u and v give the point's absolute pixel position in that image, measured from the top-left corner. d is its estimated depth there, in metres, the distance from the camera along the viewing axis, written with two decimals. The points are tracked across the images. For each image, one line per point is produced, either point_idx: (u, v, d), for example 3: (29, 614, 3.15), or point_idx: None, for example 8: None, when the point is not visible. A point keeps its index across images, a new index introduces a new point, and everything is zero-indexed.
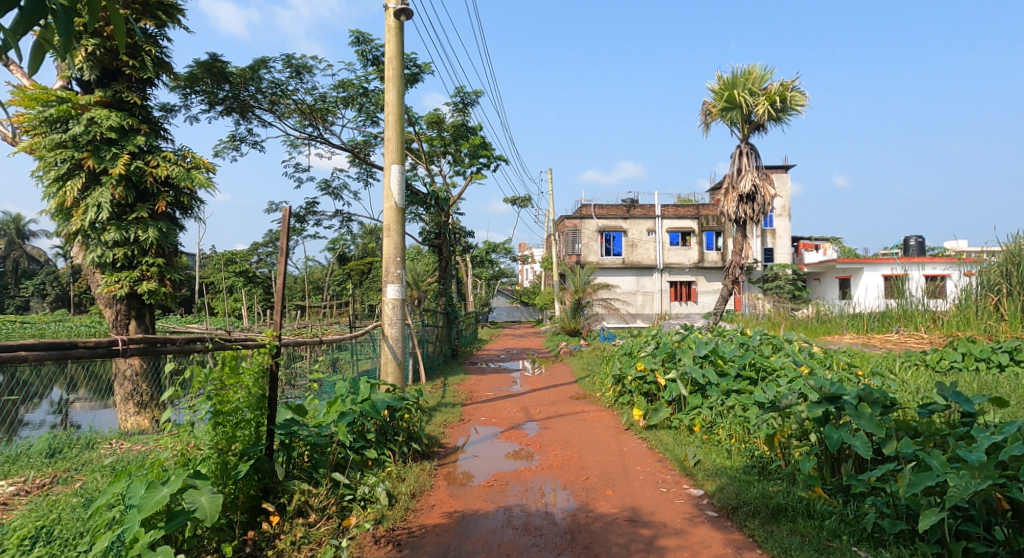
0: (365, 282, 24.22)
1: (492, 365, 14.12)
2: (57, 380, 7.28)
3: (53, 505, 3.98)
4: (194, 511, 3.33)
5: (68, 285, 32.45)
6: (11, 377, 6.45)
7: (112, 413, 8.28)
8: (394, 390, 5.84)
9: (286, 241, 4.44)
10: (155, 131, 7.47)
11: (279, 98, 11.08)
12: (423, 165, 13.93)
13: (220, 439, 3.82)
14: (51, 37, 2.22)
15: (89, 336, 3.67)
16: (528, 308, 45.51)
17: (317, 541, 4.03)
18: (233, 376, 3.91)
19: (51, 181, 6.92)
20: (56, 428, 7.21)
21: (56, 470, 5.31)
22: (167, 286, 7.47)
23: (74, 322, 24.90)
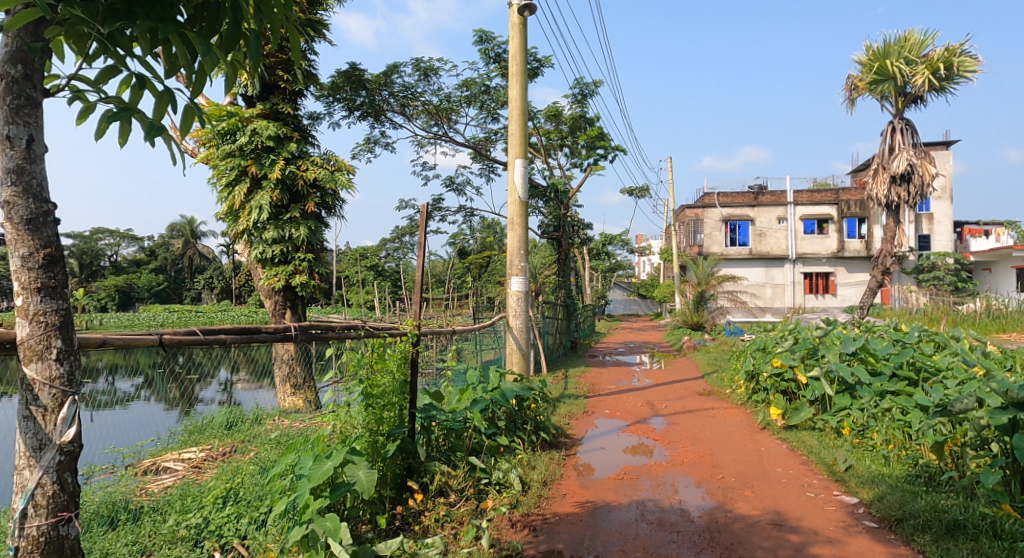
0: (484, 275, 24.82)
1: (611, 358, 14.03)
2: (225, 362, 8.18)
3: (237, 470, 4.51)
4: (354, 484, 3.60)
5: (230, 278, 36.50)
6: (190, 358, 7.32)
7: (272, 392, 9.16)
8: (522, 380, 5.96)
9: (423, 235, 4.63)
10: (304, 138, 8.13)
11: (409, 100, 11.64)
12: (542, 158, 14.03)
13: (371, 419, 4.10)
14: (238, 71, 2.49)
15: (271, 322, 4.19)
16: (647, 302, 44.42)
17: (458, 520, 4.21)
18: (381, 361, 4.20)
19: (223, 187, 7.80)
20: (225, 404, 8.15)
21: (233, 440, 5.99)
22: (316, 279, 8.11)
23: (233, 312, 27.87)
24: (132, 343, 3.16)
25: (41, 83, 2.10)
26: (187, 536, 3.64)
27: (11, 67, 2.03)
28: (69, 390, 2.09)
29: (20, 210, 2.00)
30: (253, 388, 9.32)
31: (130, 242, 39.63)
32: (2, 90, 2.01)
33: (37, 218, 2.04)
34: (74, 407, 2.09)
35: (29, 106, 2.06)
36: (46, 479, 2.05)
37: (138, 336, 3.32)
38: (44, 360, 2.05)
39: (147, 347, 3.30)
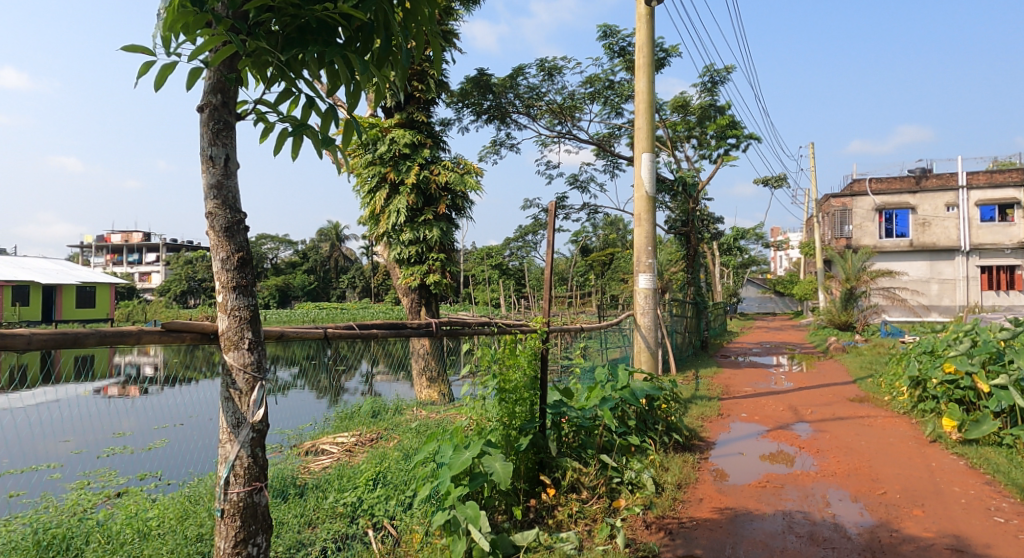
0: (607, 273, 24.50)
1: (745, 359, 13.36)
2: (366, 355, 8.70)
3: (384, 455, 4.85)
4: (490, 474, 3.71)
5: (369, 278, 38.96)
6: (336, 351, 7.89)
7: (409, 384, 9.72)
8: (653, 379, 5.85)
9: (553, 232, 4.62)
10: (437, 144, 8.49)
11: (534, 101, 11.79)
12: (670, 151, 13.62)
13: (504, 413, 4.22)
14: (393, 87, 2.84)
15: (416, 318, 4.59)
16: (785, 300, 41.64)
17: (591, 517, 4.22)
18: (513, 357, 4.31)
19: (365, 193, 8.39)
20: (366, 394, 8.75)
21: (377, 428, 6.42)
22: (448, 278, 8.44)
23: (370, 309, 29.73)
24: (304, 335, 3.70)
25: (235, 107, 2.59)
26: (345, 512, 3.98)
27: (212, 97, 2.53)
28: (258, 376, 2.52)
29: (220, 220, 2.49)
30: (392, 381, 9.89)
31: (286, 246, 43.40)
32: (207, 117, 2.52)
33: (233, 226, 2.51)
34: (261, 391, 2.51)
35: (225, 129, 2.54)
36: (243, 453, 2.48)
37: (308, 329, 3.83)
38: (240, 348, 2.50)
39: (314, 340, 3.81)
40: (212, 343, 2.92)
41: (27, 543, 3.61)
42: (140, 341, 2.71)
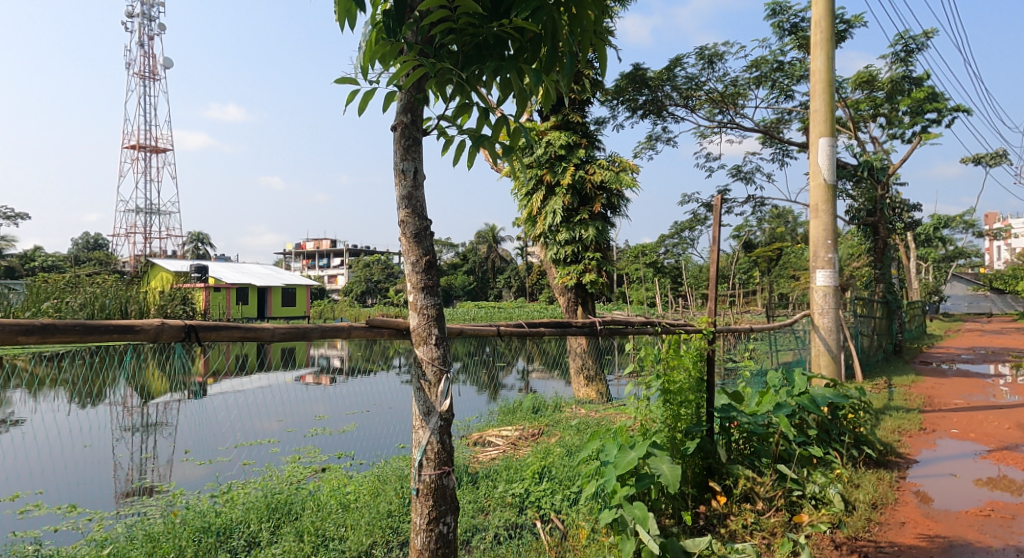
0: (775, 270, 22.90)
1: (952, 367, 11.76)
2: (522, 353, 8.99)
3: (547, 450, 4.98)
4: (658, 476, 3.63)
5: (525, 278, 39.93)
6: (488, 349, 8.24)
7: (563, 382, 9.82)
8: (835, 385, 5.39)
9: (718, 224, 4.39)
10: (592, 143, 8.48)
11: (692, 91, 11.38)
12: (852, 134, 12.36)
13: (669, 415, 4.14)
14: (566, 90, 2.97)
15: (577, 318, 4.67)
16: (1001, 299, 35.91)
17: (770, 530, 4.00)
18: (677, 357, 4.20)
19: (523, 196, 8.66)
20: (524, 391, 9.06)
21: (540, 423, 6.58)
22: (604, 277, 8.39)
23: (527, 308, 30.42)
24: (477, 334, 3.94)
25: (422, 124, 2.96)
26: (514, 502, 4.15)
27: (403, 116, 2.92)
28: (443, 369, 2.85)
29: (410, 227, 2.87)
30: (546, 379, 10.08)
31: (450, 249, 45.82)
32: (399, 135, 2.92)
33: (420, 232, 2.88)
34: (447, 383, 2.83)
35: (414, 145, 2.93)
36: (433, 439, 2.79)
37: (482, 328, 4.09)
38: (428, 342, 2.86)
39: (488, 336, 4.07)
40: (404, 337, 3.35)
41: (257, 505, 4.25)
42: (350, 336, 3.21)
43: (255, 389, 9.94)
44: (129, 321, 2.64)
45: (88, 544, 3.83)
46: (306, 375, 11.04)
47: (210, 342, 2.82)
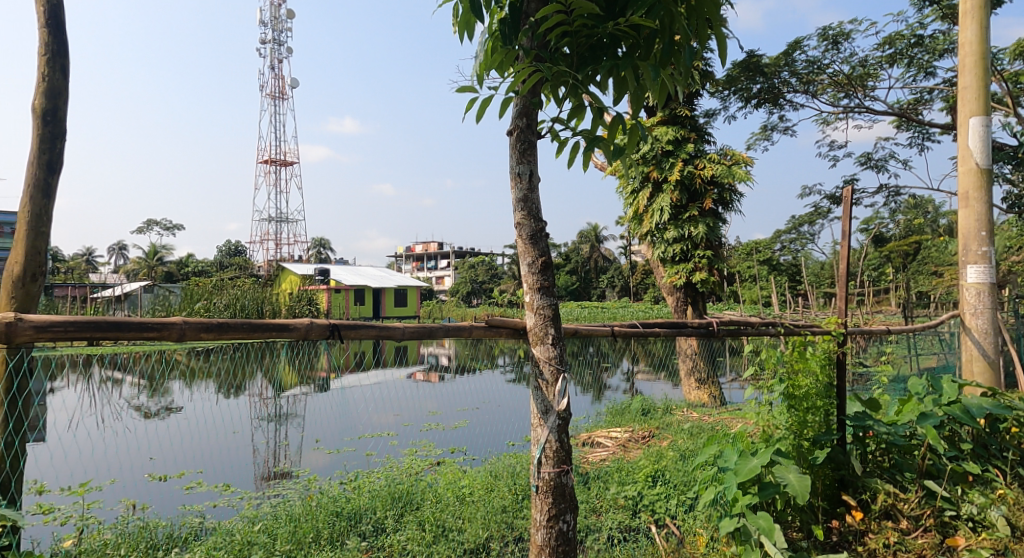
0: (910, 266, 21.03)
1: None
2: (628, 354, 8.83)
3: (660, 454, 4.87)
4: (784, 486, 3.44)
5: (631, 277, 39.23)
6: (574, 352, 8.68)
7: (671, 383, 9.56)
8: (991, 394, 4.85)
9: (849, 216, 4.08)
10: (702, 137, 8.16)
11: (814, 75, 10.70)
12: (1010, 111, 10.97)
13: (794, 422, 3.94)
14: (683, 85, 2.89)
15: (693, 319, 4.53)
16: None
17: (915, 553, 3.68)
18: (802, 360, 3.97)
19: (628, 194, 8.51)
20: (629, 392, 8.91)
21: (651, 425, 6.44)
22: (716, 275, 8.06)
23: (633, 307, 29.86)
24: (591, 334, 3.97)
25: (537, 128, 3.01)
26: (627, 505, 4.10)
27: (519, 121, 2.98)
28: (560, 369, 2.89)
29: (526, 229, 2.93)
30: (652, 381, 9.84)
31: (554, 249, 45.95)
32: (515, 140, 2.98)
33: (536, 234, 2.93)
34: (564, 382, 2.86)
35: (529, 148, 2.98)
36: (551, 437, 2.84)
37: (597, 328, 4.10)
38: (545, 342, 2.91)
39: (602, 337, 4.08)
40: (521, 336, 3.58)
41: (382, 494, 4.49)
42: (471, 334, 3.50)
43: (373, 384, 10.50)
44: (285, 320, 3.04)
45: (241, 519, 4.23)
46: (417, 372, 11.64)
47: (352, 340, 3.20)
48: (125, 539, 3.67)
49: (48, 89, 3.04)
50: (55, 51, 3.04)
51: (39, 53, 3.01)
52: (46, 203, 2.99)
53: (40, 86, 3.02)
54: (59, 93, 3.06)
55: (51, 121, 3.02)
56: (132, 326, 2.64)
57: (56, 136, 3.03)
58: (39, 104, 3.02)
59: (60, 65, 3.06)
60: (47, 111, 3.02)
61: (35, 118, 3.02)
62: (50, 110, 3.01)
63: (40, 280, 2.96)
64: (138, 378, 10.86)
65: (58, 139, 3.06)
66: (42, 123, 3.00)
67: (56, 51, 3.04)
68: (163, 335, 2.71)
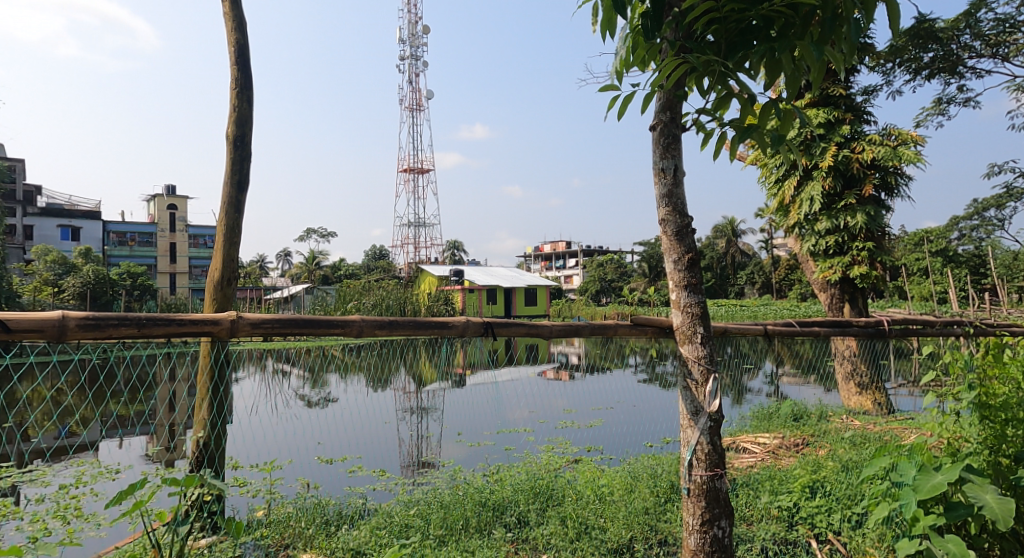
0: None
1: None
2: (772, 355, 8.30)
3: (818, 463, 4.52)
4: (978, 508, 3.07)
5: (773, 273, 36.66)
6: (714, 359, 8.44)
7: (822, 387, 8.84)
8: None
9: None
10: (859, 116, 7.40)
11: (1005, 35, 9.42)
12: None
13: (988, 436, 3.45)
14: (849, 63, 2.65)
15: (860, 317, 4.16)
16: None
17: None
18: (997, 365, 3.49)
19: (771, 184, 7.96)
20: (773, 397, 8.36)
21: (805, 432, 6.01)
22: (878, 269, 7.31)
23: (778, 305, 27.92)
24: (742, 332, 3.95)
25: (681, 120, 2.93)
26: (781, 516, 3.86)
27: (663, 115, 2.91)
28: (711, 369, 2.79)
29: (672, 225, 2.86)
30: (800, 384, 9.15)
31: None
32: (659, 134, 2.92)
33: (682, 230, 2.86)
34: (716, 382, 2.76)
35: (674, 142, 2.90)
36: (703, 439, 2.76)
37: (750, 326, 4.03)
38: (693, 341, 2.82)
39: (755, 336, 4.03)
40: (664, 334, 3.94)
41: (524, 488, 4.58)
42: (617, 332, 3.86)
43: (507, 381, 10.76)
44: (445, 318, 3.47)
45: (398, 503, 4.51)
46: (547, 370, 11.81)
47: (504, 336, 3.59)
48: (304, 514, 4.07)
49: (238, 118, 3.78)
50: (242, 85, 3.79)
51: (232, 89, 3.79)
52: (237, 217, 3.75)
53: (231, 117, 3.78)
54: (246, 120, 3.79)
55: (240, 145, 3.76)
56: (321, 325, 3.16)
57: (244, 158, 3.76)
58: (231, 131, 3.76)
59: (246, 97, 3.80)
60: (237, 137, 3.76)
61: (229, 144, 3.77)
62: (239, 136, 3.75)
63: (233, 284, 3.71)
64: (303, 371, 11.95)
65: (245, 160, 3.78)
66: (235, 147, 3.75)
67: (242, 86, 3.79)
68: (346, 331, 3.22)
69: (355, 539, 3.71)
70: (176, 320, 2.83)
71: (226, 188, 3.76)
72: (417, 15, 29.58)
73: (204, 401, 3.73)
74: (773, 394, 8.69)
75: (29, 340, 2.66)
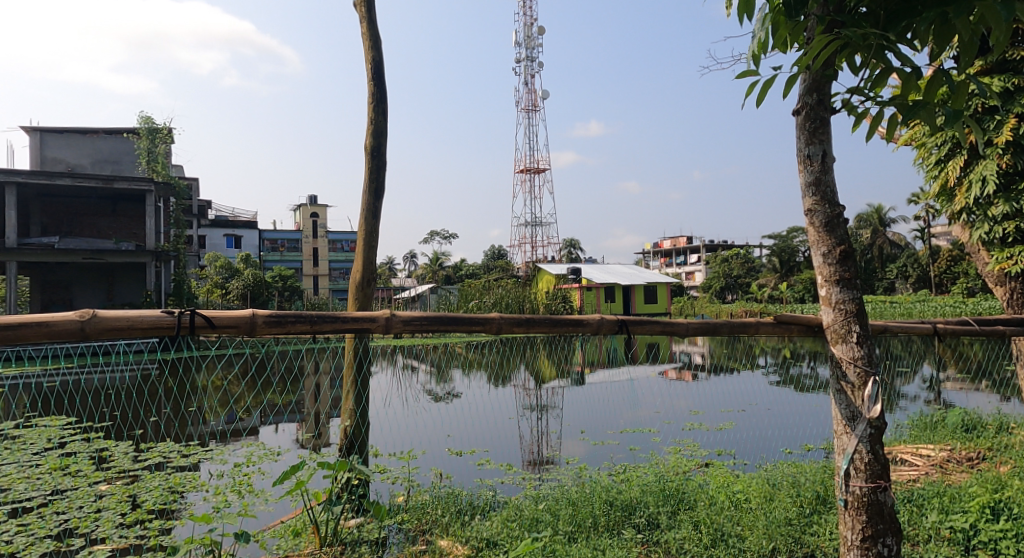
0: None
1: None
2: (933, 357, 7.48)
3: (999, 481, 4.00)
4: None
5: (929, 266, 32.90)
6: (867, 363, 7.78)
7: (996, 395, 7.86)
8: None
9: None
10: None
11: None
12: None
13: None
14: None
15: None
16: None
17: None
18: None
19: None
20: (934, 404, 7.57)
21: (979, 446, 5.35)
22: None
23: (936, 302, 24.99)
24: (910, 331, 3.75)
25: (830, 102, 2.70)
26: (954, 538, 3.46)
27: (808, 97, 2.70)
28: (869, 371, 2.56)
29: (819, 215, 2.66)
30: (967, 391, 8.20)
31: None
32: (804, 118, 2.71)
33: (833, 220, 2.64)
34: (876, 386, 2.53)
35: (821, 126, 2.69)
36: (862, 447, 2.55)
37: (914, 325, 3.84)
38: (847, 341, 2.60)
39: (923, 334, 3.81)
40: (813, 333, 3.73)
41: (653, 489, 4.46)
42: (759, 331, 3.75)
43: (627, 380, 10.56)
44: (580, 316, 3.54)
45: (526, 497, 4.55)
46: (668, 370, 11.45)
47: (639, 334, 3.61)
48: (440, 502, 4.22)
49: (375, 130, 3.99)
50: (378, 99, 4.00)
51: (368, 103, 4.00)
52: (374, 222, 3.95)
53: (369, 129, 4.00)
54: (381, 131, 3.99)
55: (377, 155, 3.97)
56: (464, 322, 3.28)
57: (380, 167, 3.96)
58: (369, 142, 3.97)
59: (381, 109, 4.01)
60: (374, 147, 3.97)
61: (367, 154, 3.99)
62: (376, 146, 3.96)
63: (373, 285, 3.92)
64: (429, 367, 12.47)
65: (381, 169, 3.98)
66: (372, 157, 3.97)
67: (378, 99, 4.00)
68: (486, 327, 3.33)
69: (488, 529, 3.79)
70: (340, 317, 3.05)
71: (365, 196, 3.98)
72: (532, 16, 29.72)
73: (349, 393, 3.96)
74: (935, 401, 7.86)
75: (227, 335, 2.99)
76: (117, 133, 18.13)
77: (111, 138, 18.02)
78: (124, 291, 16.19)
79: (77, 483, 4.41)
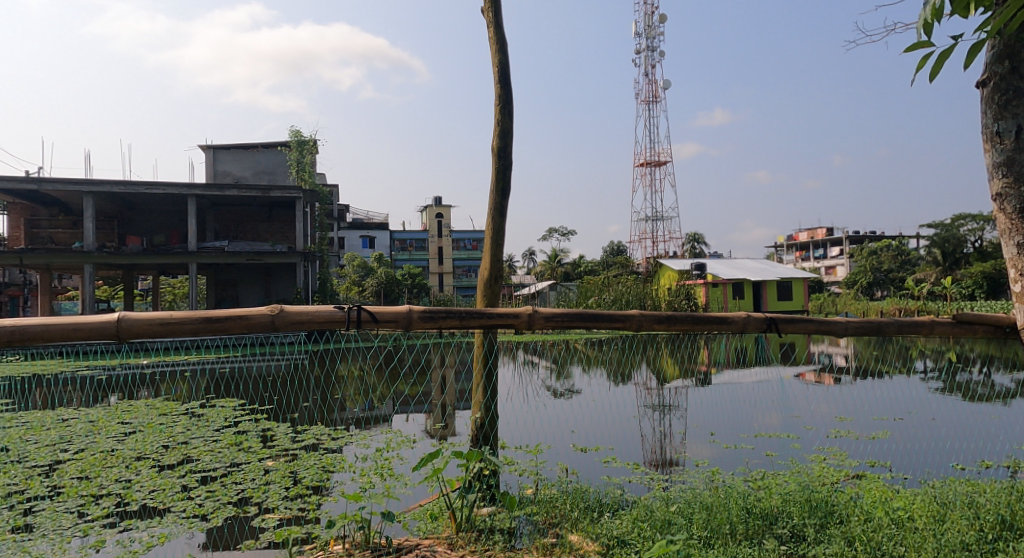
0: None
1: None
2: None
3: None
4: None
5: None
6: None
7: None
8: None
9: None
10: None
11: None
12: None
13: None
14: None
15: None
16: None
17: None
18: None
19: None
20: None
21: None
22: None
23: None
24: None
25: None
26: None
27: (998, 66, 2.35)
28: None
29: (1013, 201, 2.34)
30: None
31: None
32: (992, 90, 2.37)
33: None
34: None
35: (1016, 97, 2.33)
36: None
37: None
38: None
39: None
40: (1002, 335, 3.29)
41: (796, 499, 4.15)
42: (934, 331, 3.37)
43: (758, 382, 9.97)
44: (724, 314, 3.36)
45: (656, 498, 4.42)
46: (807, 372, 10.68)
47: (789, 333, 3.38)
48: (569, 498, 4.19)
49: (501, 131, 4.03)
50: (504, 101, 4.04)
51: (495, 105, 4.06)
52: (501, 221, 3.99)
53: (495, 130, 4.05)
54: (507, 132, 4.02)
55: (503, 156, 4.00)
56: (604, 319, 3.23)
57: (506, 168, 4.00)
58: (495, 144, 4.02)
59: (507, 110, 4.04)
60: (501, 149, 4.01)
61: (493, 156, 4.04)
62: (502, 148, 4.00)
63: (501, 281, 3.96)
64: (549, 362, 12.56)
65: (507, 169, 4.02)
66: (498, 159, 4.01)
67: (504, 101, 4.04)
68: (626, 324, 3.25)
69: (618, 527, 3.71)
70: (485, 312, 3.10)
71: (492, 195, 4.04)
72: (651, 4, 28.86)
73: (478, 385, 4.04)
74: None
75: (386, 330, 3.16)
76: (273, 146, 19.87)
77: (268, 151, 19.81)
78: (279, 287, 17.71)
79: (249, 457, 4.90)
